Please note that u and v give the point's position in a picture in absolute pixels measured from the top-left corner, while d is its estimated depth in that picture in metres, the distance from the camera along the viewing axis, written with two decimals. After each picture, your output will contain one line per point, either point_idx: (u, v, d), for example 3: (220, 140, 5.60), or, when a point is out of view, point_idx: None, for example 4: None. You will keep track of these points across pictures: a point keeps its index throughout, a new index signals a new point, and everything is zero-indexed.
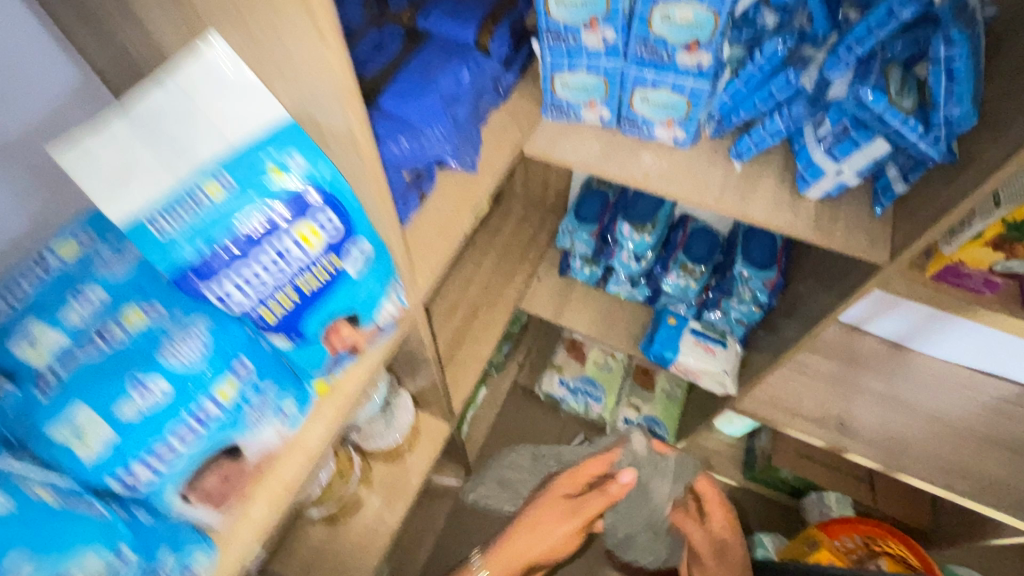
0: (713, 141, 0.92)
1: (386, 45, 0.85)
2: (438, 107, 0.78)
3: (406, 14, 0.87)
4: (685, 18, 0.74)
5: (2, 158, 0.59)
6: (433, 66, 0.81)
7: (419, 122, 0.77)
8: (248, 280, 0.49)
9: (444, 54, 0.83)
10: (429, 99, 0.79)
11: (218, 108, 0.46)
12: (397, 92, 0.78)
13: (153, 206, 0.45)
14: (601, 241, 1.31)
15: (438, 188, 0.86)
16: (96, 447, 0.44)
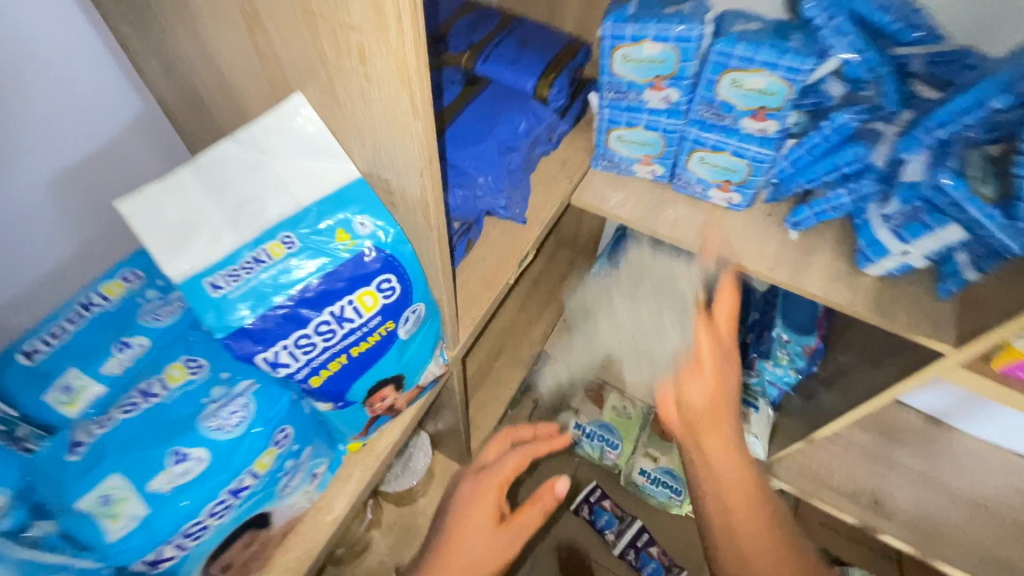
0: (770, 206, 0.89)
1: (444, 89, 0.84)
2: (494, 156, 0.78)
3: (465, 58, 0.86)
4: (755, 85, 0.72)
5: (53, 187, 0.57)
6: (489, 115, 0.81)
7: (476, 170, 0.76)
8: (301, 343, 0.44)
9: (501, 102, 0.83)
10: (485, 145, 0.78)
11: (289, 164, 0.44)
12: (456, 140, 0.79)
13: (211, 260, 0.42)
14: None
15: (483, 235, 0.83)
16: (124, 527, 0.39)
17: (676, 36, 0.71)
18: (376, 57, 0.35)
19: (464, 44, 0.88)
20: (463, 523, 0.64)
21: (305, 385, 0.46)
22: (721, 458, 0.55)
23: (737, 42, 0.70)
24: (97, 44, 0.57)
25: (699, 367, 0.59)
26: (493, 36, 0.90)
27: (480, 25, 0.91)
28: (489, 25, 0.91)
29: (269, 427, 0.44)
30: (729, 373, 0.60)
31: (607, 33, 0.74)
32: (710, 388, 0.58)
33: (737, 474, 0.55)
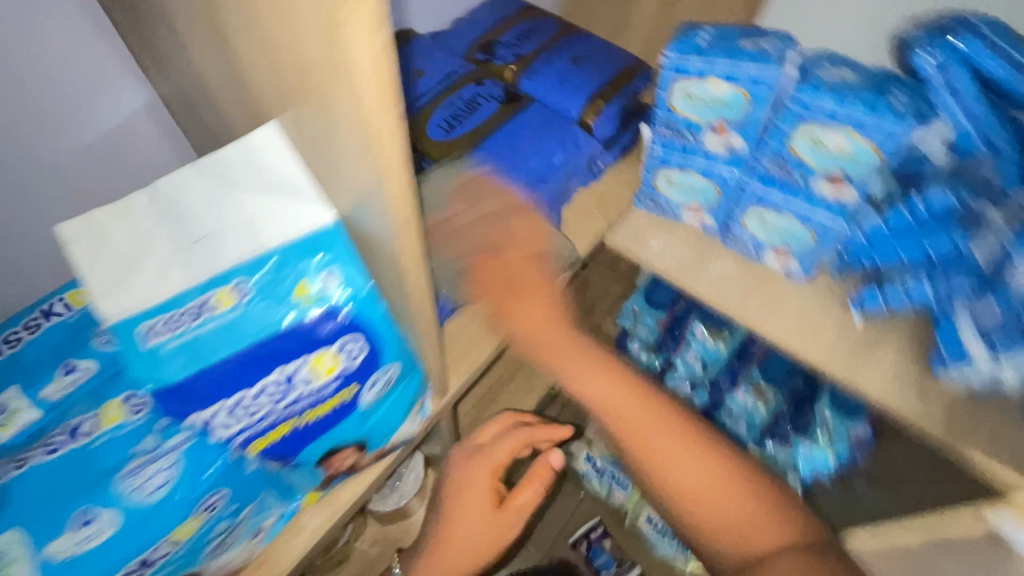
0: (832, 280, 0.77)
1: (480, 104, 0.76)
2: (521, 184, 0.71)
3: (509, 70, 0.79)
4: (838, 146, 0.60)
5: (46, 176, 0.55)
6: (524, 139, 0.74)
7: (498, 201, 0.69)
8: (243, 406, 0.39)
9: (540, 128, 0.76)
10: (516, 177, 0.71)
11: (254, 199, 0.38)
12: (483, 165, 0.71)
13: (153, 305, 0.36)
14: (665, 334, 0.98)
15: None
16: None
17: (750, 77, 0.61)
18: (342, 106, 0.28)
19: (511, 55, 0.80)
20: (454, 514, 0.63)
21: (244, 450, 0.41)
22: (603, 386, 0.60)
23: (823, 93, 0.58)
24: (95, 33, 0.52)
25: (511, 303, 0.64)
26: (545, 48, 0.82)
27: (532, 35, 0.83)
28: (542, 35, 0.83)
29: (193, 493, 0.39)
30: (531, 294, 0.65)
31: (669, 63, 0.64)
32: (545, 320, 0.64)
33: (621, 401, 0.59)
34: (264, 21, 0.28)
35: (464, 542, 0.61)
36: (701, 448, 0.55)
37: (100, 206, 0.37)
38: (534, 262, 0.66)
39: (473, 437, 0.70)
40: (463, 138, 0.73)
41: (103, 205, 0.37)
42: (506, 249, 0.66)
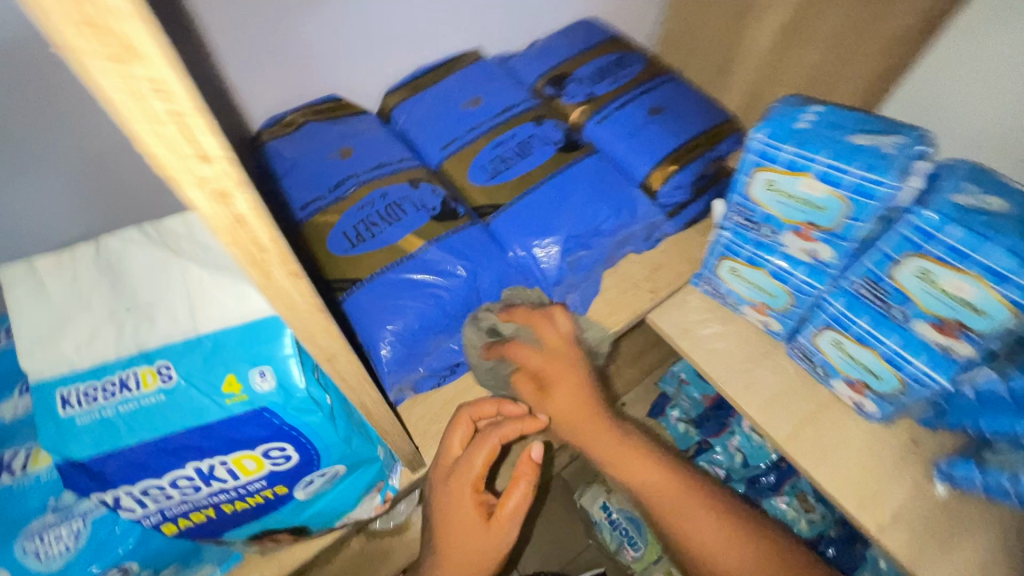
0: (917, 429, 0.62)
1: (532, 148, 0.65)
2: (557, 247, 0.60)
3: (576, 112, 0.70)
4: (956, 291, 0.46)
5: None
6: (577, 193, 0.62)
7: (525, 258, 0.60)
8: (151, 494, 0.35)
9: (596, 181, 0.64)
10: (551, 237, 0.60)
11: (195, 274, 0.34)
12: (514, 216, 0.61)
13: (75, 370, 0.33)
14: (709, 413, 0.85)
15: None
16: None
17: (853, 183, 0.48)
18: None
19: (582, 93, 0.71)
20: (445, 535, 0.50)
21: (157, 529, 0.38)
22: (647, 467, 0.49)
23: (951, 224, 0.44)
24: None
25: (546, 376, 0.55)
26: (624, 89, 0.71)
27: (612, 72, 0.72)
28: (624, 73, 0.72)
29: (95, 565, 0.37)
30: (566, 360, 0.56)
31: (756, 145, 0.53)
32: (580, 394, 0.54)
33: (636, 460, 0.50)
34: None
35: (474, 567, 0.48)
36: (753, 536, 0.45)
37: (47, 256, 0.36)
38: (563, 337, 0.58)
39: (444, 446, 0.54)
40: (504, 186, 0.63)
41: (50, 256, 0.36)
42: (539, 326, 0.57)
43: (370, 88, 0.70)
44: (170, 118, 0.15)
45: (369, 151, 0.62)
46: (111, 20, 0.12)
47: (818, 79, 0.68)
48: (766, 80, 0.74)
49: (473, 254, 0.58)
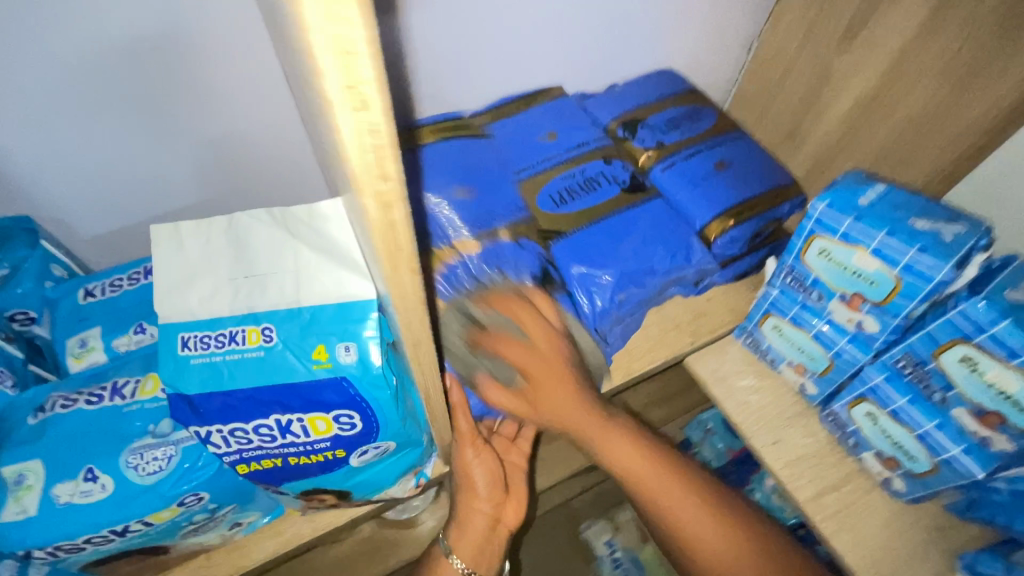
0: (943, 514, 0.62)
1: (600, 183, 0.70)
2: (612, 280, 0.63)
3: (644, 156, 0.74)
4: (1001, 385, 0.47)
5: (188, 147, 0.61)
6: (636, 233, 0.66)
7: (582, 284, 0.63)
8: (236, 435, 0.40)
9: (655, 225, 0.67)
10: (607, 270, 0.63)
11: (307, 257, 0.40)
12: (573, 244, 0.65)
13: (197, 321, 0.40)
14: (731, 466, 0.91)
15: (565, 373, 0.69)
16: (14, 514, 0.40)
17: (908, 263, 0.50)
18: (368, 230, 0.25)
19: (652, 139, 0.75)
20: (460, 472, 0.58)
21: (232, 468, 0.43)
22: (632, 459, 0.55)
23: (1003, 318, 0.46)
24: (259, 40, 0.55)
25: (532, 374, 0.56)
26: (692, 140, 0.75)
27: (683, 123, 0.77)
28: (694, 125, 0.76)
29: (178, 487, 0.42)
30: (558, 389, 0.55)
31: (816, 214, 0.56)
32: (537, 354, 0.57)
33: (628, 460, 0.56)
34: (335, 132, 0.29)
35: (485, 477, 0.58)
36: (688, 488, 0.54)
37: (186, 218, 0.42)
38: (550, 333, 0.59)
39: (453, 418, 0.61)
40: (570, 214, 0.67)
41: (189, 218, 0.42)
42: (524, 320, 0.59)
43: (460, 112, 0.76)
44: (376, 148, 0.19)
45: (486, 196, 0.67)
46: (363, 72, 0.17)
47: (889, 157, 0.70)
48: (836, 150, 0.76)
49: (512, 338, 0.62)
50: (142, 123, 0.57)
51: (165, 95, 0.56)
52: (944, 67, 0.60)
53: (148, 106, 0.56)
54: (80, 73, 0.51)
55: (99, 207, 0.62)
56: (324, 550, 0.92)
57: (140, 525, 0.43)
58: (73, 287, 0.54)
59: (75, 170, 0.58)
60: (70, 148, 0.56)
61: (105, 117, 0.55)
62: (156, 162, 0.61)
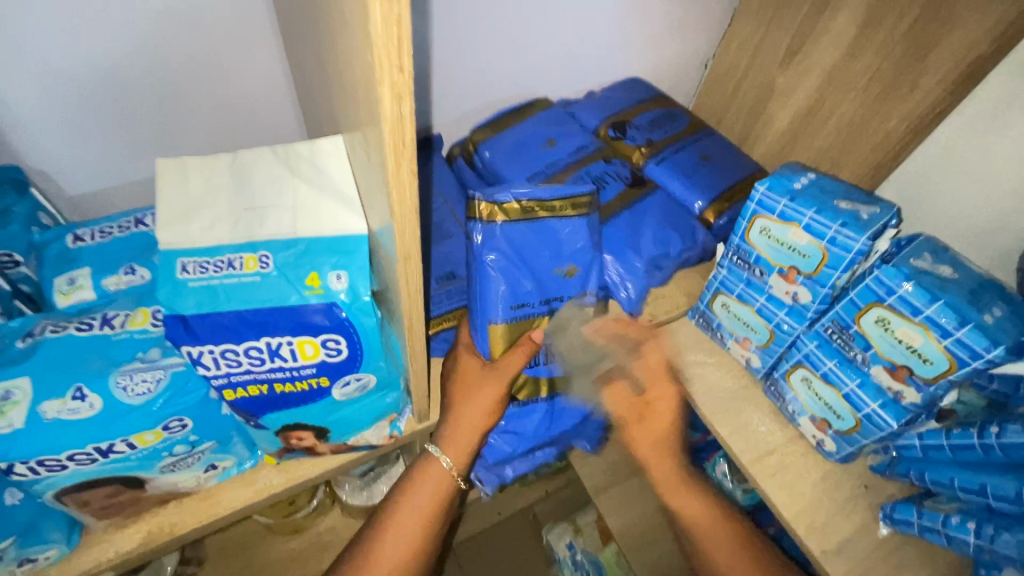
0: (870, 474, 0.69)
1: (606, 183, 0.77)
2: (640, 264, 0.72)
3: (638, 153, 0.81)
4: (908, 340, 0.55)
5: (182, 108, 0.65)
6: (648, 222, 0.75)
7: (616, 271, 0.72)
8: (226, 356, 0.42)
9: (662, 214, 0.76)
10: (636, 258, 0.72)
11: (305, 193, 0.44)
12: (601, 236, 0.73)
13: (199, 248, 0.43)
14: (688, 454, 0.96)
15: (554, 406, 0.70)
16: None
17: (832, 236, 0.58)
18: (376, 130, 0.29)
19: (642, 138, 0.83)
20: (464, 401, 0.61)
21: (217, 393, 0.45)
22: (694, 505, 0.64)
23: (906, 280, 0.54)
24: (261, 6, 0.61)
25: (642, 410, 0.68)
26: (674, 139, 0.83)
27: (663, 123, 0.85)
28: (674, 126, 0.85)
29: (166, 408, 0.44)
30: (688, 493, 0.65)
31: (757, 196, 0.63)
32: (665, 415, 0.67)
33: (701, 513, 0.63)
34: (342, 60, 0.33)
35: (484, 408, 0.61)
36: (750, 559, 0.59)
37: (193, 158, 0.46)
38: (657, 372, 0.69)
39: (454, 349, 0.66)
40: None
41: (194, 158, 0.46)
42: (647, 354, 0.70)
43: (445, 104, 0.82)
44: (395, 40, 0.24)
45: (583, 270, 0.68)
46: None
47: (823, 160, 0.79)
48: (778, 154, 0.86)
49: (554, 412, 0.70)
50: (137, 78, 0.60)
51: (168, 57, 0.60)
52: (867, 81, 0.70)
53: (152, 68, 0.60)
54: (93, 33, 0.55)
55: (88, 165, 0.64)
56: (283, 539, 0.91)
57: (124, 448, 0.45)
58: (61, 232, 0.55)
59: (73, 126, 0.61)
60: (67, 102, 0.58)
61: (108, 76, 0.59)
62: (152, 121, 0.65)
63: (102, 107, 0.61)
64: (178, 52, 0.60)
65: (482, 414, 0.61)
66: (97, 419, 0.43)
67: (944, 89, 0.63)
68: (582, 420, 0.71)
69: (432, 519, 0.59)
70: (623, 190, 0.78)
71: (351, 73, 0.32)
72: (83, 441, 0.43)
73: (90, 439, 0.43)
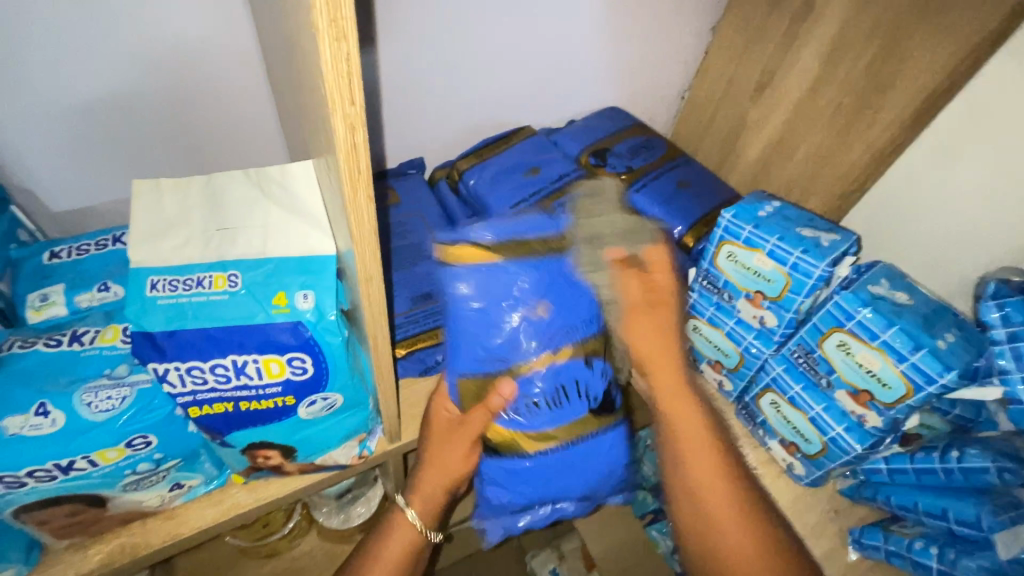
0: (841, 499, 0.69)
1: None
2: None
3: (619, 180, 0.83)
4: (868, 364, 0.56)
5: (168, 132, 0.67)
6: None
7: None
8: (192, 373, 0.43)
9: None
10: None
11: (276, 214, 0.46)
12: None
13: (170, 266, 0.44)
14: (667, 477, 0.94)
15: (566, 465, 0.53)
16: None
17: (794, 262, 0.59)
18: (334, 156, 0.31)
19: (622, 165, 0.85)
20: (437, 452, 0.57)
21: (183, 411, 0.46)
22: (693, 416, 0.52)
23: (864, 306, 0.55)
24: (246, 37, 0.63)
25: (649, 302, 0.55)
26: (653, 166, 0.85)
27: (642, 151, 0.87)
28: (652, 153, 0.87)
29: (131, 425, 0.45)
30: (686, 399, 0.53)
31: (723, 223, 0.65)
32: (660, 334, 0.54)
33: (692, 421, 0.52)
34: (307, 89, 0.35)
35: (459, 458, 0.56)
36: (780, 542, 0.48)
37: (171, 180, 0.48)
38: (661, 288, 0.56)
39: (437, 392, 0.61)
40: None
41: (172, 180, 0.48)
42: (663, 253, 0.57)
43: (427, 130, 0.84)
44: (347, 76, 0.26)
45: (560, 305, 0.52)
46: (346, 18, 0.23)
47: (793, 189, 0.81)
48: (750, 183, 0.88)
49: (571, 474, 0.54)
50: (123, 102, 0.62)
51: (155, 84, 0.62)
52: (831, 115, 0.73)
53: (137, 93, 0.62)
54: (81, 58, 0.57)
55: (73, 184, 0.66)
56: (257, 564, 0.87)
57: (86, 465, 0.45)
58: (38, 249, 0.56)
59: (59, 147, 0.62)
60: (52, 125, 0.60)
61: (96, 99, 0.61)
62: (138, 142, 0.66)
63: (86, 128, 0.62)
64: (166, 78, 0.62)
65: (453, 466, 0.56)
66: (59, 436, 0.43)
67: (901, 123, 0.66)
68: (598, 469, 0.54)
69: (403, 565, 0.55)
70: None
71: (315, 102, 0.34)
72: (44, 459, 0.43)
73: (52, 455, 0.43)
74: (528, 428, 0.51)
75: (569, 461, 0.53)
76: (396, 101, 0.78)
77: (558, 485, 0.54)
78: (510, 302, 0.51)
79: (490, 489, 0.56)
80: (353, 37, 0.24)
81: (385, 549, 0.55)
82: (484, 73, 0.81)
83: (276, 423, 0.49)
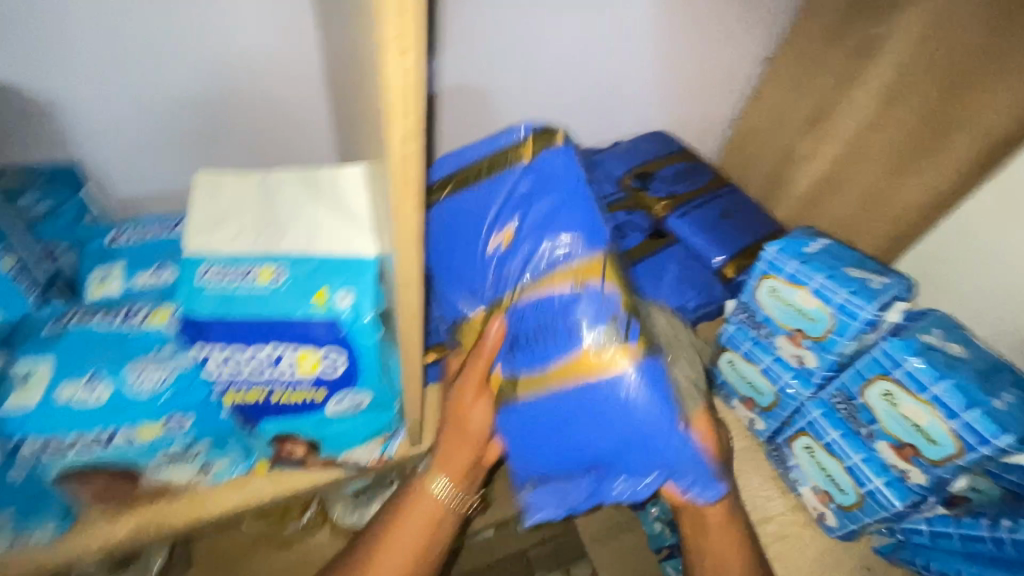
0: (875, 559, 0.65)
1: (625, 234, 0.78)
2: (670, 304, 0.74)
3: (660, 205, 0.82)
4: (914, 418, 0.53)
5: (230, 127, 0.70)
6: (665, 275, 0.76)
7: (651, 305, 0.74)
8: (234, 359, 0.45)
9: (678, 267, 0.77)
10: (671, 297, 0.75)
11: (324, 215, 0.47)
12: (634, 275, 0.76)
13: (222, 256, 0.46)
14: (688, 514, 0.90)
15: (583, 412, 0.46)
16: (22, 403, 0.44)
17: (841, 303, 0.57)
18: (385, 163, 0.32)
19: (665, 190, 0.84)
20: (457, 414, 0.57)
21: (220, 395, 0.48)
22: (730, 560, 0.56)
23: (916, 358, 0.53)
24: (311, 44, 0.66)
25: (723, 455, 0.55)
26: (697, 193, 0.84)
27: (687, 177, 0.86)
28: (697, 180, 0.86)
29: (173, 403, 0.47)
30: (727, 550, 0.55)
31: (767, 257, 0.63)
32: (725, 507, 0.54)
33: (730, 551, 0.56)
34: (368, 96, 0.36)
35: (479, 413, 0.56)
36: None
37: (230, 175, 0.50)
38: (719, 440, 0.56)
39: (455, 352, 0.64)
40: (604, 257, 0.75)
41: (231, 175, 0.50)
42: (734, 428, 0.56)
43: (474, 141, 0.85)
44: (406, 87, 0.26)
45: (541, 221, 0.51)
46: (411, 34, 0.24)
47: (846, 228, 0.78)
48: (799, 218, 0.85)
49: (593, 425, 0.46)
50: (192, 97, 0.66)
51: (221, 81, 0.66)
52: (891, 155, 0.70)
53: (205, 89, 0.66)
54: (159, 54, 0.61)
55: (140, 171, 0.70)
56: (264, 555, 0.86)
57: (127, 438, 0.47)
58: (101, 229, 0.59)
59: (131, 136, 0.66)
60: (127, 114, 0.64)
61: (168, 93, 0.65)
62: (201, 135, 0.70)
63: (160, 120, 0.66)
64: (234, 76, 0.66)
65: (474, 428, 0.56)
66: (107, 407, 0.46)
67: (966, 166, 0.63)
68: (624, 418, 0.46)
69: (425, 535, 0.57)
70: (641, 242, 0.79)
71: (370, 113, 0.35)
72: (95, 426, 0.46)
73: (101, 423, 0.46)
74: (532, 370, 0.48)
75: (587, 404, 0.46)
76: (449, 113, 0.80)
77: (581, 443, 0.48)
78: (488, 228, 0.55)
79: (518, 455, 0.51)
80: (416, 53, 0.25)
81: (405, 522, 0.57)
82: (534, 89, 0.82)
83: (305, 416, 0.50)
